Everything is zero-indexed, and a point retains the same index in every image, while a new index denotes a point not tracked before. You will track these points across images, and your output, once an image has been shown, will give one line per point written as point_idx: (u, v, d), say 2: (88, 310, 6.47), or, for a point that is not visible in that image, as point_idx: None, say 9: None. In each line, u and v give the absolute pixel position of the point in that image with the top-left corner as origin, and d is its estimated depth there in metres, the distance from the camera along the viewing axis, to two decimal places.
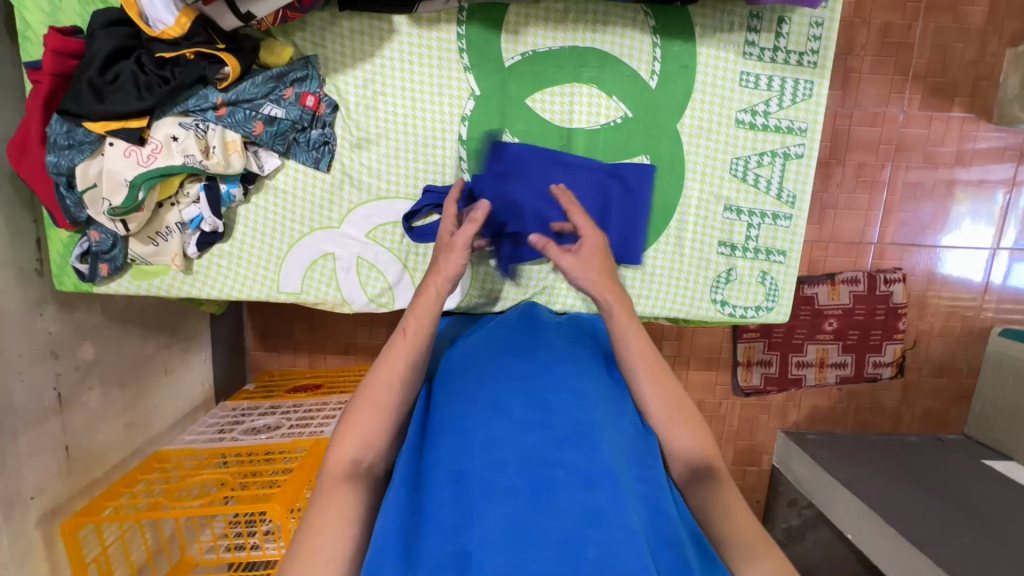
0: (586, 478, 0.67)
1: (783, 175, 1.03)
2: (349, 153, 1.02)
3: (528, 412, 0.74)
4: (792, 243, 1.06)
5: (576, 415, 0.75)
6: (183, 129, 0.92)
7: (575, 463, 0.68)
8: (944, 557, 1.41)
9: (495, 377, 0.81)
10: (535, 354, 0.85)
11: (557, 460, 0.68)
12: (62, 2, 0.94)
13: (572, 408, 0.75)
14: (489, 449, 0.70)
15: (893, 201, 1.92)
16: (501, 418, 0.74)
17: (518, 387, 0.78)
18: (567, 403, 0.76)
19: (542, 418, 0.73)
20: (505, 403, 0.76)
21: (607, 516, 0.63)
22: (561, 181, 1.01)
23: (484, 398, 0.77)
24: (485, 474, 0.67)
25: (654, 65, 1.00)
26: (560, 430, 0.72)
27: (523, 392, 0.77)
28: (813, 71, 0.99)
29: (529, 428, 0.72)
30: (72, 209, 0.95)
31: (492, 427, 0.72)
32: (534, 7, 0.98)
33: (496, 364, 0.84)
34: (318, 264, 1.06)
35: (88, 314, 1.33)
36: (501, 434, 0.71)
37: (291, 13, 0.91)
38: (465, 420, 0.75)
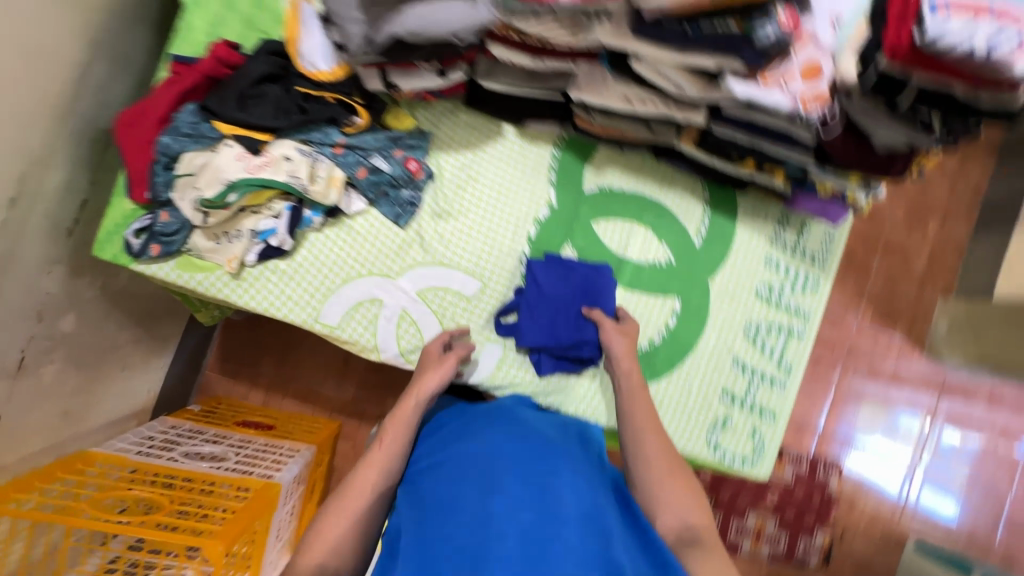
0: (583, 559, 0.68)
1: (785, 347, 1.20)
2: (428, 219, 1.12)
3: (524, 490, 0.75)
4: (782, 407, 1.20)
5: (571, 494, 0.76)
6: (298, 154, 0.99)
7: (572, 542, 0.69)
8: None
9: (492, 452, 0.83)
10: (528, 434, 0.87)
11: (552, 539, 0.69)
12: (228, 20, 1.06)
13: (566, 490, 0.77)
14: (477, 526, 0.71)
15: (839, 397, 2.17)
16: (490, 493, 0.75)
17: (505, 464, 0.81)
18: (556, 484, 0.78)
19: (538, 498, 0.75)
20: (494, 478, 0.77)
21: None
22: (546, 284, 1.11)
23: (479, 475, 0.79)
24: (483, 552, 0.68)
25: (701, 227, 1.19)
26: (554, 510, 0.73)
27: (510, 467, 0.79)
28: (821, 271, 1.21)
29: (525, 506, 0.73)
30: (157, 187, 0.98)
31: (481, 503, 0.74)
32: (618, 154, 1.17)
33: (491, 441, 0.85)
34: (363, 306, 1.10)
35: (88, 286, 1.26)
36: (498, 511, 0.72)
37: (427, 95, 1.06)
38: (462, 497, 0.76)
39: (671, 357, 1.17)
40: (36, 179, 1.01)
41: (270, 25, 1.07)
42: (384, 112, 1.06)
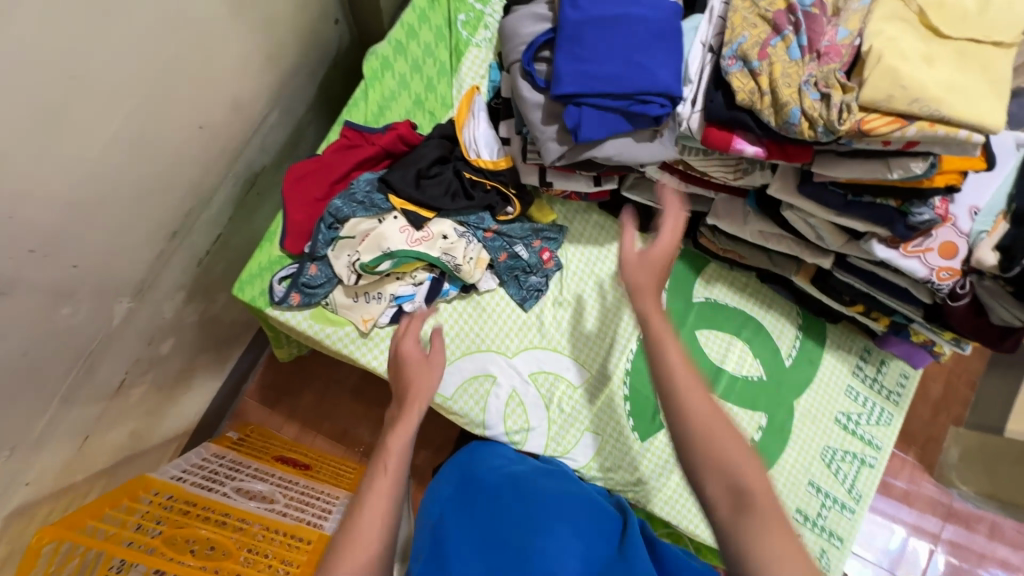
0: None
1: (857, 475, 1.26)
2: (549, 306, 1.18)
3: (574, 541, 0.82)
4: (850, 533, 1.24)
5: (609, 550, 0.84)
6: (454, 233, 1.06)
7: None
8: None
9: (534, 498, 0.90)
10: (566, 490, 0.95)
11: None
12: (400, 97, 1.14)
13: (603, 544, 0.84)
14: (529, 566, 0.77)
15: None
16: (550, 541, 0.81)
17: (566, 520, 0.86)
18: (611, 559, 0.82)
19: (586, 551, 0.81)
20: (555, 528, 0.83)
21: None
22: (623, 48, 0.82)
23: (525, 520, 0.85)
24: None
25: (792, 349, 1.27)
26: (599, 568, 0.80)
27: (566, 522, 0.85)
28: (894, 406, 1.29)
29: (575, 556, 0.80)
30: (317, 244, 1.03)
31: (528, 543, 0.80)
32: (726, 271, 1.26)
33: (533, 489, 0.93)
34: (476, 380, 1.13)
35: (191, 311, 1.27)
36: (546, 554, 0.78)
37: (573, 195, 1.14)
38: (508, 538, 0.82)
39: None
40: (195, 215, 1.05)
41: (435, 106, 1.16)
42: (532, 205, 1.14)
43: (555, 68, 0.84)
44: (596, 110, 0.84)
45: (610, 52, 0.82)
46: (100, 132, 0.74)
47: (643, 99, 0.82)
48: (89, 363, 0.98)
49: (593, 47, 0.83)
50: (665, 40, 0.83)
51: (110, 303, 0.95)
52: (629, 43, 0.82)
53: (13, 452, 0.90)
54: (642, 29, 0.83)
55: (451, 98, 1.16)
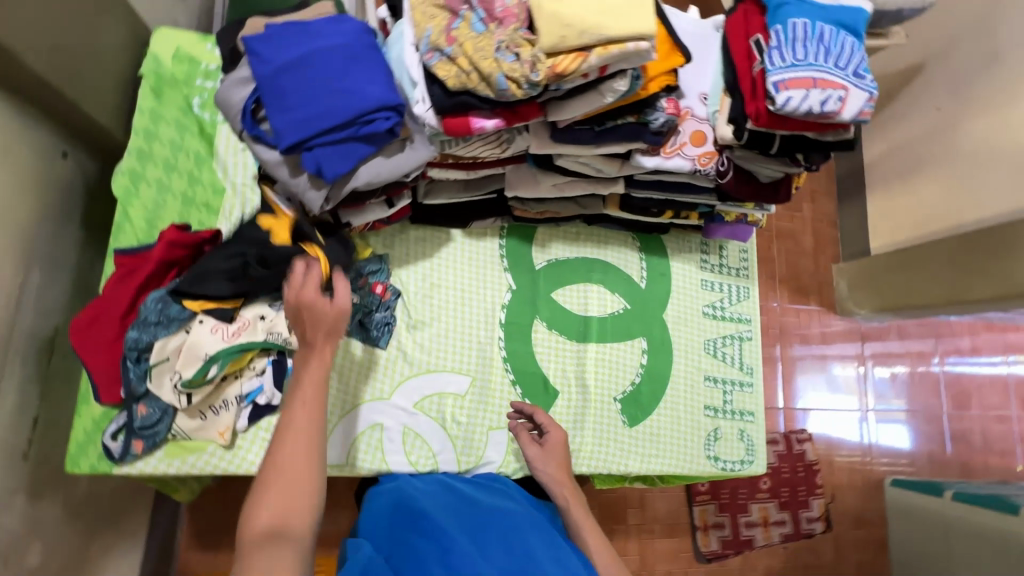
0: None
1: (741, 352, 1.36)
2: (405, 333, 1.18)
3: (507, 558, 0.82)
4: (757, 404, 1.35)
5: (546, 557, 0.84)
6: (272, 310, 1.03)
7: None
8: None
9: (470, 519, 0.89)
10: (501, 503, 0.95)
11: None
12: (166, 203, 1.09)
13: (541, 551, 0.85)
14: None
15: (787, 373, 2.42)
16: (480, 559, 0.81)
17: (496, 535, 0.86)
18: (547, 564, 0.82)
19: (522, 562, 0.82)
20: (486, 551, 0.83)
21: None
22: (324, 81, 0.84)
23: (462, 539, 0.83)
24: None
25: (642, 270, 1.35)
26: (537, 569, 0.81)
27: (498, 539, 0.85)
28: (746, 279, 1.40)
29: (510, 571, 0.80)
30: (132, 382, 0.95)
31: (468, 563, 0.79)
32: (555, 229, 1.32)
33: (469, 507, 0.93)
34: (365, 435, 1.11)
35: (51, 505, 1.15)
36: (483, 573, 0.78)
37: (378, 224, 1.14)
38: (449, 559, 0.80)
39: (654, 391, 1.29)
40: None
41: (208, 197, 1.11)
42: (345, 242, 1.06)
43: (273, 124, 0.84)
44: (329, 146, 0.85)
45: (314, 90, 0.84)
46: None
47: (366, 120, 0.85)
48: None
49: (296, 92, 0.84)
50: (359, 60, 0.86)
51: None
52: (328, 76, 0.84)
53: None
54: (335, 59, 0.85)
55: (221, 182, 1.12)
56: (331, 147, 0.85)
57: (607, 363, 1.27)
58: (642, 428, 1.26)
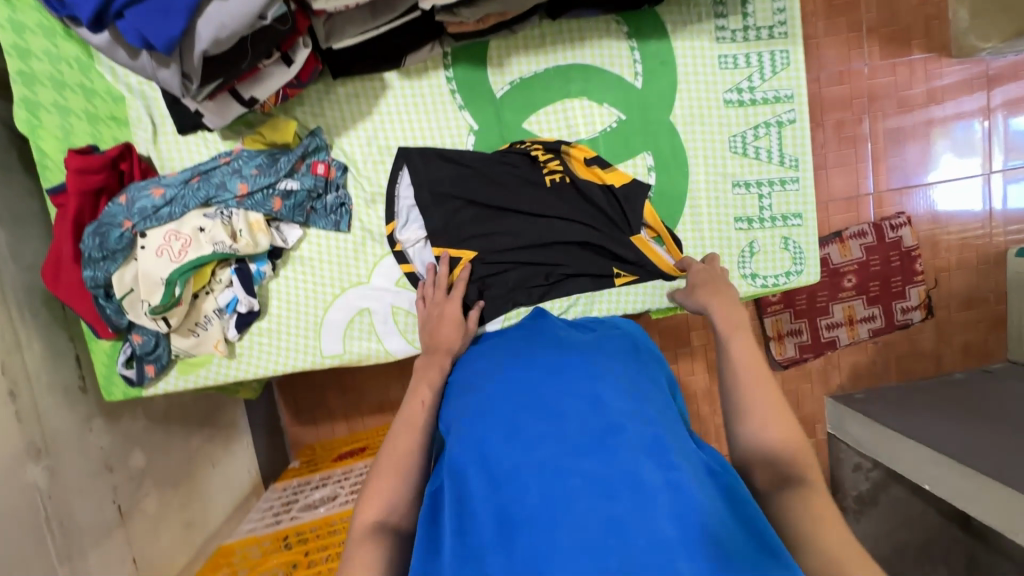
0: (604, 487, 0.59)
1: (781, 142, 1.07)
2: (366, 209, 1.06)
3: (542, 423, 0.67)
4: (805, 204, 1.08)
5: (594, 420, 0.66)
6: (209, 220, 0.95)
7: (592, 471, 0.61)
8: (1006, 471, 1.42)
9: (515, 397, 0.71)
10: (574, 380, 0.72)
11: (572, 470, 0.61)
12: (73, 126, 0.99)
13: (587, 410, 0.67)
14: (499, 472, 0.63)
15: (878, 150, 1.98)
16: (516, 435, 0.66)
17: (535, 398, 0.71)
18: (594, 417, 0.67)
19: (557, 427, 0.66)
20: (518, 419, 0.68)
21: (630, 527, 0.56)
22: None
23: (497, 415, 0.70)
24: (502, 498, 0.61)
25: (636, 65, 1.04)
26: (577, 438, 0.64)
27: (538, 404, 0.69)
28: (785, 40, 1.04)
29: (544, 438, 0.65)
30: (113, 317, 0.97)
31: (502, 443, 0.66)
32: (513, 38, 1.03)
33: (524, 386, 0.73)
34: (355, 321, 1.08)
35: (133, 421, 1.32)
36: (518, 453, 0.64)
37: (290, 90, 0.95)
38: (477, 441, 0.68)
39: (669, 213, 1.08)
40: (18, 363, 1.04)
41: (110, 108, 1.00)
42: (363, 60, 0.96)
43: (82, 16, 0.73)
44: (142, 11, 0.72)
45: None
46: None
47: None
48: (57, 523, 1.07)
49: None
50: None
51: (17, 477, 1.01)
52: None
53: None
54: None
55: (116, 87, 1.00)
56: (146, 11, 0.72)
57: None
58: None
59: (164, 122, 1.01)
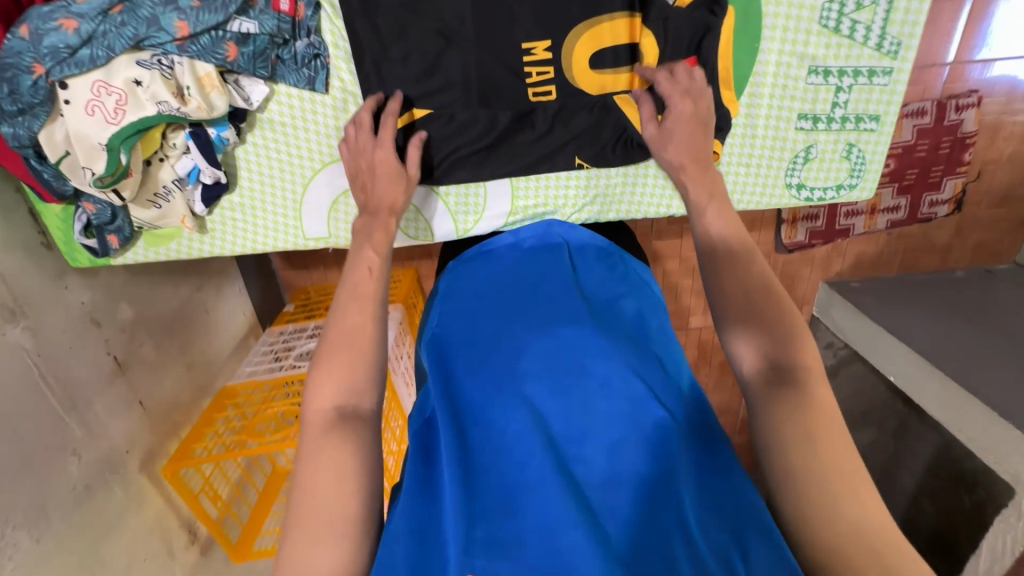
0: (615, 476, 0.58)
1: (888, 16, 0.82)
2: (347, 65, 0.84)
3: (557, 397, 0.64)
4: (888, 104, 0.88)
5: (612, 400, 0.63)
6: (144, 69, 0.74)
7: (606, 456, 0.59)
8: (975, 381, 1.48)
9: (526, 358, 0.67)
10: (593, 347, 0.67)
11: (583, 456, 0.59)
12: None
13: (605, 387, 0.64)
14: (508, 442, 0.61)
15: (981, 6, 1.61)
16: (527, 405, 0.63)
17: (551, 364, 0.66)
18: (608, 398, 0.63)
19: (573, 404, 0.63)
20: (532, 389, 0.65)
21: (635, 517, 0.55)
22: None
23: (508, 379, 0.66)
24: (508, 470, 0.59)
25: None
26: (594, 418, 0.62)
27: (553, 371, 0.66)
28: None
29: (558, 417, 0.62)
30: (54, 183, 0.82)
31: (514, 411, 0.63)
32: None
33: (537, 349, 0.68)
34: (340, 203, 0.95)
35: (112, 274, 1.26)
36: (530, 426, 0.61)
37: None
38: (485, 405, 0.64)
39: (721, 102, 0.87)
40: None
41: None
42: None
43: None
44: None
45: None
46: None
47: None
48: (53, 376, 1.09)
49: None
50: None
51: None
52: None
53: (79, 453, 1.13)
54: None
55: None
56: None
57: None
58: None
59: None
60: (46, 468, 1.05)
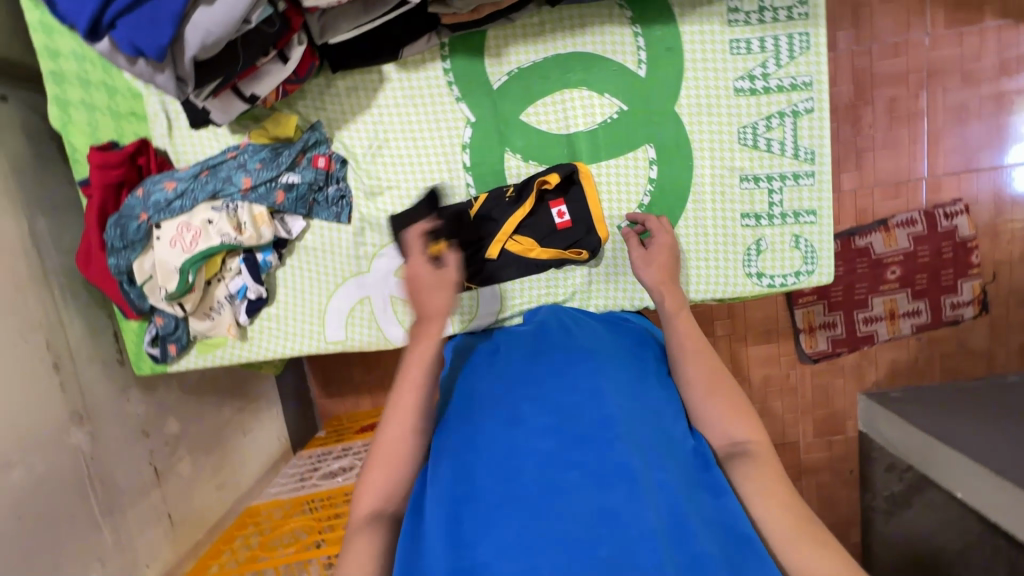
0: (599, 478, 0.62)
1: (796, 133, 1.00)
2: (366, 202, 1.08)
3: (542, 414, 0.70)
4: (820, 200, 1.01)
5: (593, 413, 0.69)
6: (216, 212, 1.00)
7: (589, 461, 0.63)
8: None
9: (514, 389, 0.75)
10: (574, 374, 0.76)
11: (568, 461, 0.64)
12: (98, 122, 1.05)
13: (586, 403, 0.70)
14: (498, 460, 0.66)
15: (936, 130, 1.80)
16: (516, 426, 0.69)
17: (536, 390, 0.74)
18: (572, 392, 0.72)
19: (557, 419, 0.69)
20: (519, 410, 0.71)
21: (621, 515, 0.58)
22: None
23: (500, 407, 0.73)
24: (498, 483, 0.64)
25: (639, 53, 0.99)
26: (574, 429, 0.67)
27: (538, 395, 0.73)
28: (806, 22, 0.96)
29: (544, 431, 0.67)
30: (136, 301, 1.05)
31: (504, 433, 0.69)
32: (511, 27, 1.00)
33: (523, 380, 0.76)
34: (356, 310, 1.12)
35: (168, 391, 1.45)
36: (516, 442, 0.67)
37: (290, 86, 0.98)
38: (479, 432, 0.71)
39: (669, 209, 1.04)
40: (62, 339, 1.16)
41: (129, 104, 1.06)
42: (345, 56, 0.97)
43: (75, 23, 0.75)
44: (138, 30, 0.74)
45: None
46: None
47: None
48: (99, 481, 1.21)
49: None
50: None
51: (62, 440, 1.14)
52: None
53: (103, 561, 1.19)
54: None
55: (135, 85, 1.06)
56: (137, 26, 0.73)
57: (605, 187, 1.05)
58: None
59: (178, 118, 1.06)
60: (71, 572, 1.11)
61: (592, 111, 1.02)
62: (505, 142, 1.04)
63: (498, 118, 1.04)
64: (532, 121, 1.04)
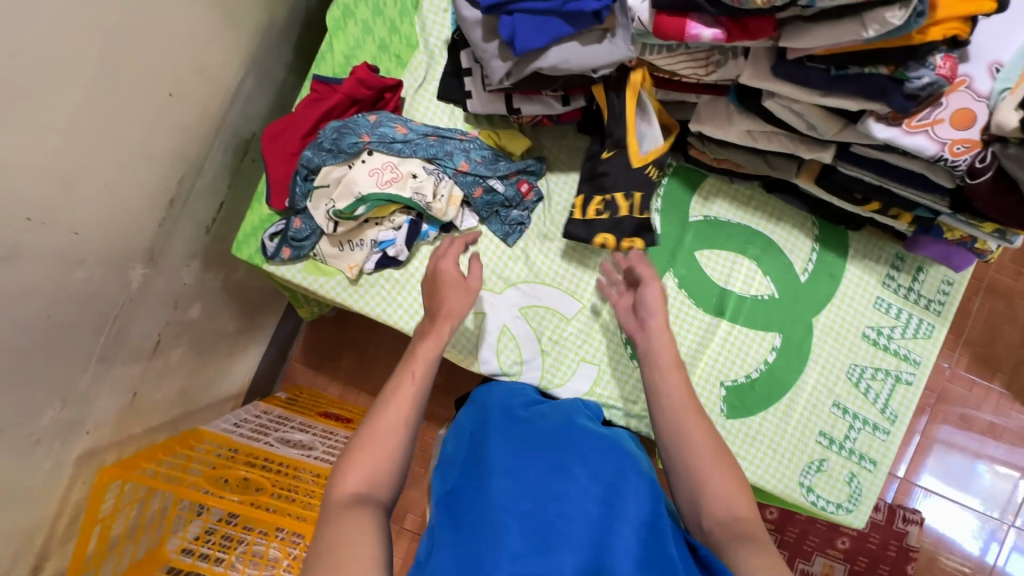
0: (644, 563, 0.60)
1: (891, 394, 1.15)
2: (534, 239, 1.15)
3: (588, 479, 0.70)
4: (884, 456, 1.14)
5: (636, 498, 0.69)
6: (423, 172, 1.06)
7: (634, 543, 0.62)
8: None
9: (559, 447, 0.76)
10: (617, 454, 0.76)
11: (614, 535, 0.63)
12: (364, 45, 1.15)
13: (627, 485, 0.70)
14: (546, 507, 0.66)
15: None
16: (563, 481, 0.69)
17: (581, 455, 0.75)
18: (617, 472, 0.73)
19: (602, 489, 0.69)
20: (566, 467, 0.72)
21: None
22: None
23: (546, 458, 0.74)
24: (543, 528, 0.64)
25: (808, 263, 1.16)
26: (618, 505, 0.67)
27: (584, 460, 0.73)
28: (936, 317, 1.15)
29: (590, 497, 0.68)
30: (297, 197, 1.08)
31: (552, 483, 0.69)
32: (726, 186, 1.17)
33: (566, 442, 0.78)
34: (467, 319, 1.14)
35: (213, 278, 1.38)
36: (564, 494, 0.67)
37: (546, 120, 1.09)
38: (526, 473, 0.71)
39: (768, 393, 1.15)
40: (189, 183, 1.13)
41: (400, 49, 1.16)
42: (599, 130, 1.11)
43: None
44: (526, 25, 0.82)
45: None
46: (68, 88, 0.79)
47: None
48: (117, 324, 1.10)
49: None
50: None
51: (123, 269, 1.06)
52: None
53: (65, 403, 1.04)
54: None
55: (417, 39, 1.15)
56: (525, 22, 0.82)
57: (728, 346, 1.15)
58: (736, 424, 1.14)
59: (430, 83, 1.14)
60: (38, 397, 0.97)
61: (750, 281, 1.17)
62: (672, 262, 1.16)
63: (678, 242, 1.17)
64: (702, 260, 1.17)
